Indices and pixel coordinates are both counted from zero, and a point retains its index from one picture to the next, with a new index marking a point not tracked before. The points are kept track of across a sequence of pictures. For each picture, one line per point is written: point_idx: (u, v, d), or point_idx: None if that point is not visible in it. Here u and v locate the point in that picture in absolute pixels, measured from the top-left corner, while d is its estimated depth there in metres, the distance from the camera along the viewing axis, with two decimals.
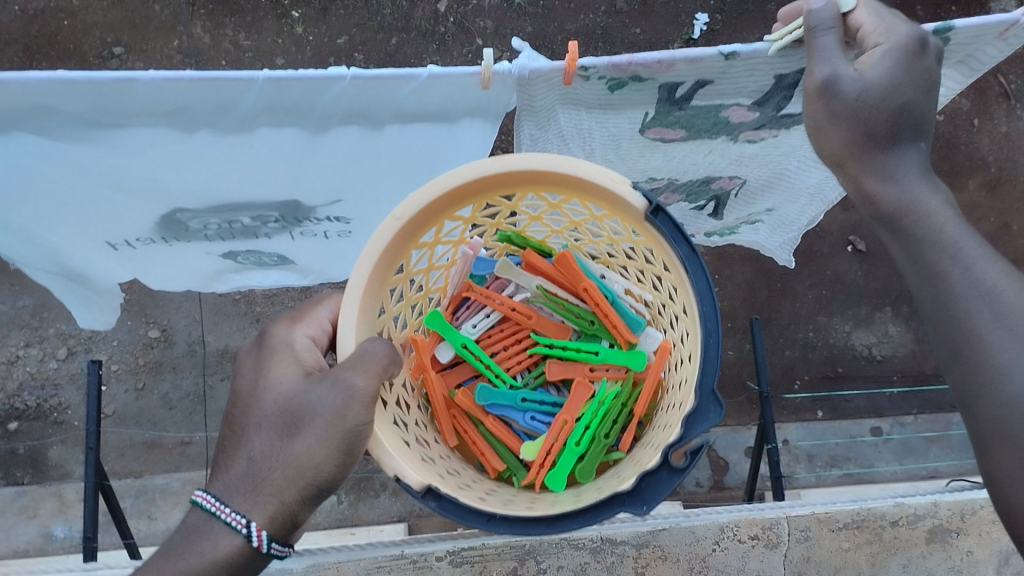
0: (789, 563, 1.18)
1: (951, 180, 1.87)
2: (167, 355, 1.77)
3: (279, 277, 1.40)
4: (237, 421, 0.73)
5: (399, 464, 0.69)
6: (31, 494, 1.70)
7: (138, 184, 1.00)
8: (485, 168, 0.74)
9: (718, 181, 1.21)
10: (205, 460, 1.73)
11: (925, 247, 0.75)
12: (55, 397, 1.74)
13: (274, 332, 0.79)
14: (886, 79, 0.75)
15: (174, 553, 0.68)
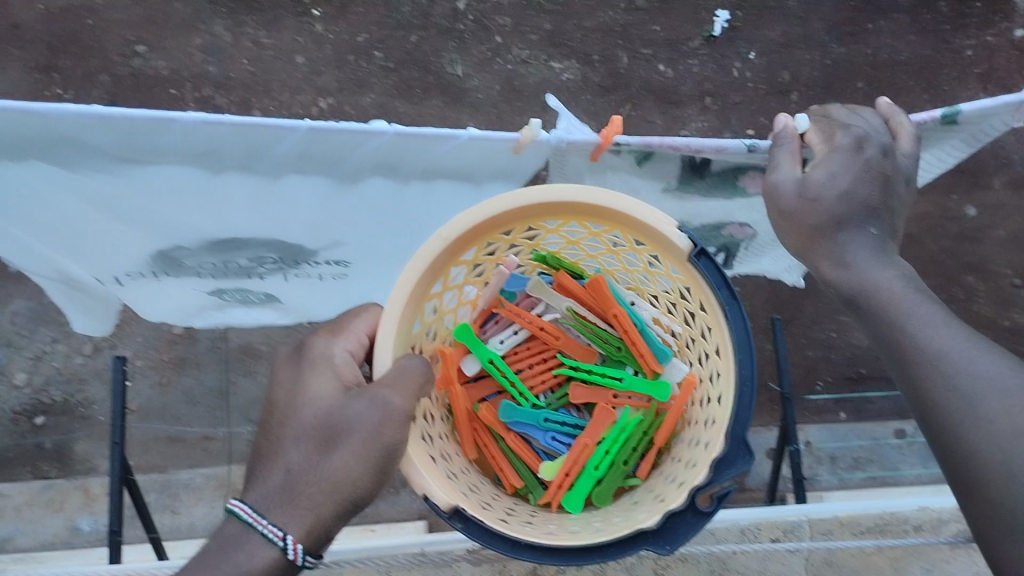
0: (809, 566, 1.17)
1: (975, 179, 1.84)
2: (190, 351, 1.79)
3: (260, 316, 1.29)
4: (274, 431, 0.73)
5: (428, 483, 0.70)
6: (57, 488, 1.73)
7: (156, 219, 1.01)
8: (541, 194, 0.74)
9: (729, 227, 1.15)
10: (228, 456, 1.75)
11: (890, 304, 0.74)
12: (81, 392, 1.77)
13: (312, 343, 0.77)
14: (824, 177, 0.79)
15: (211, 563, 0.67)
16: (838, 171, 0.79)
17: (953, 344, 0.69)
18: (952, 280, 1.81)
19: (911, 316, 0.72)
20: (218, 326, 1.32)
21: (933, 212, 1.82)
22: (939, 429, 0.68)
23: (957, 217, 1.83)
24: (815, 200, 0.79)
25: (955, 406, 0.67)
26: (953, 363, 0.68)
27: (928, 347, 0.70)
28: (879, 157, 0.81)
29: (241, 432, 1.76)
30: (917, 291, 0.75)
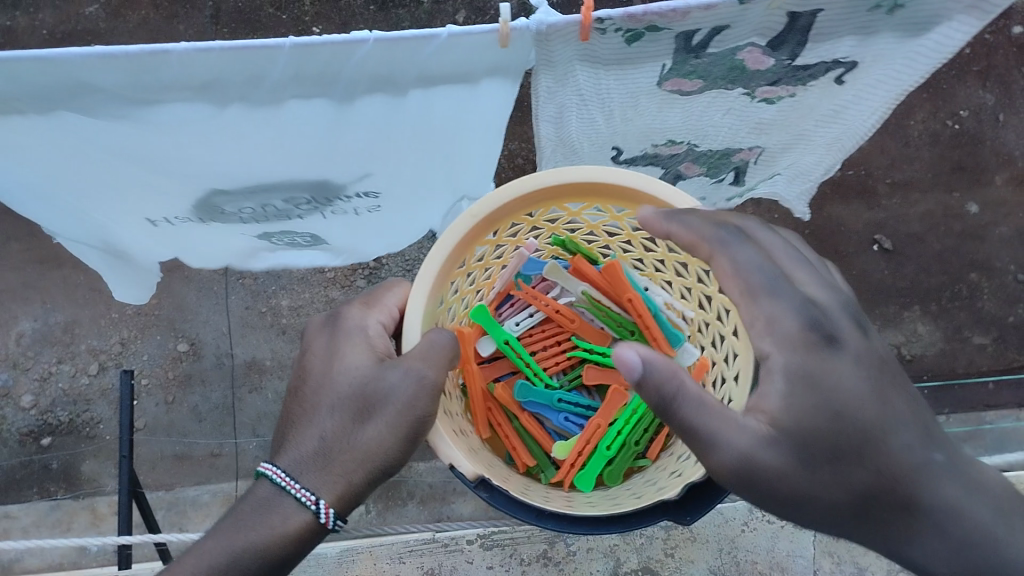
0: (818, 542, 1.32)
1: (977, 177, 1.83)
2: (195, 368, 1.79)
3: (312, 257, 1.38)
4: (309, 398, 0.79)
5: (455, 454, 0.76)
6: (65, 508, 1.73)
7: (177, 163, 1.00)
8: (570, 174, 0.81)
9: (737, 152, 1.23)
10: (235, 471, 1.75)
11: (926, 481, 0.71)
12: (87, 412, 1.77)
13: (347, 314, 0.84)
14: (808, 403, 0.71)
15: (246, 523, 0.74)
16: (834, 375, 0.72)
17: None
18: (954, 278, 1.80)
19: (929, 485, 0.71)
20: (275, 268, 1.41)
21: (935, 212, 1.82)
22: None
23: (960, 215, 1.82)
24: (835, 443, 0.70)
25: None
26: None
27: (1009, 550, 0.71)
28: (847, 333, 0.75)
29: (249, 447, 1.75)
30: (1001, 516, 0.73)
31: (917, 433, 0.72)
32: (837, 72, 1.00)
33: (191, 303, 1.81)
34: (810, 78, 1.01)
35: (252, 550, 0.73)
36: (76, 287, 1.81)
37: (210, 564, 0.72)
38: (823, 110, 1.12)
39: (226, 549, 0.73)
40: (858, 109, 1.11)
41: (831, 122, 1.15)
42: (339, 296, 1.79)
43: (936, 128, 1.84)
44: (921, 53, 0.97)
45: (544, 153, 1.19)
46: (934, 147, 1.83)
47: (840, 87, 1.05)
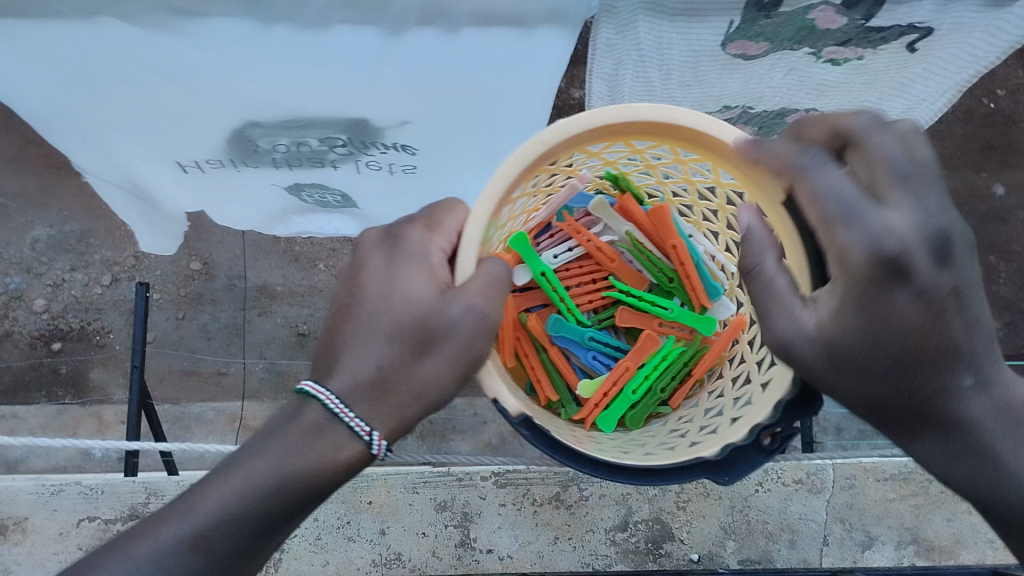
0: (832, 510, 1.18)
1: (1009, 158, 1.77)
2: (207, 287, 1.80)
3: (340, 225, 1.29)
4: (360, 325, 0.68)
5: (500, 388, 0.71)
6: (72, 413, 1.76)
7: (217, 90, 0.96)
8: (644, 107, 0.70)
9: (792, 114, 1.16)
10: (239, 392, 1.78)
11: (938, 397, 0.63)
12: (97, 321, 1.78)
13: (405, 233, 0.72)
14: (851, 319, 0.63)
15: (295, 446, 0.64)
16: (888, 299, 0.61)
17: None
18: None
19: (939, 399, 0.63)
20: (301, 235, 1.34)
21: (960, 190, 1.77)
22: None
23: (985, 196, 1.77)
24: (869, 356, 0.63)
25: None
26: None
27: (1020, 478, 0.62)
28: (920, 260, 0.61)
29: (256, 368, 1.77)
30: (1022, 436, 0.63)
31: (949, 349, 0.62)
32: (911, 37, 0.96)
33: (206, 223, 1.80)
34: (883, 42, 0.97)
35: (302, 474, 0.64)
36: (93, 199, 1.80)
37: (257, 484, 0.63)
38: (889, 81, 1.08)
39: (276, 469, 0.64)
40: (924, 85, 1.08)
41: (894, 97, 1.12)
42: None
43: (971, 105, 1.77)
44: (1003, 28, 0.94)
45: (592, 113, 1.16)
46: (967, 124, 1.77)
47: (912, 54, 1.00)
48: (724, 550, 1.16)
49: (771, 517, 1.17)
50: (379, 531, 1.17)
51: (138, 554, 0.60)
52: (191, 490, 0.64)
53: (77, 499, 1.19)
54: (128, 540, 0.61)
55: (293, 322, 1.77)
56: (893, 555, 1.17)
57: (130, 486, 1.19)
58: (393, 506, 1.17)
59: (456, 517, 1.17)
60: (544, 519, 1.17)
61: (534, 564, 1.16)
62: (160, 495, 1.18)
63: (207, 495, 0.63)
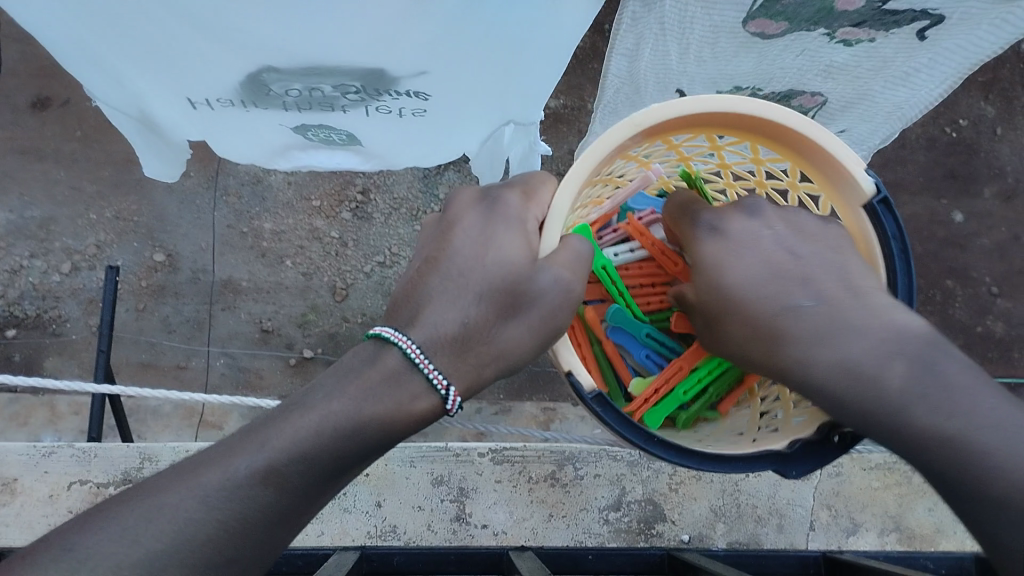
0: (818, 495, 1.22)
1: (966, 186, 1.79)
2: (170, 279, 1.76)
3: (342, 159, 1.28)
4: (448, 279, 0.64)
5: (575, 360, 0.68)
6: (23, 403, 1.70)
7: (238, 35, 0.89)
8: (732, 104, 0.69)
9: (798, 98, 1.16)
10: (201, 385, 1.75)
11: (800, 344, 0.61)
12: (55, 309, 1.74)
13: (505, 197, 0.70)
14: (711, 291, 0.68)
15: (372, 392, 0.58)
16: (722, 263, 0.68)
17: (904, 385, 0.56)
18: (930, 282, 1.78)
19: (806, 347, 0.61)
20: (299, 168, 1.31)
21: (920, 216, 1.79)
22: (960, 488, 0.53)
23: (943, 221, 1.79)
24: (740, 323, 0.65)
25: (948, 430, 0.54)
26: (920, 387, 0.56)
27: (884, 403, 0.57)
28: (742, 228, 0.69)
29: (216, 363, 1.75)
30: (882, 350, 0.58)
31: (778, 318, 0.63)
32: (921, 24, 0.95)
33: (171, 213, 1.77)
34: (896, 27, 0.96)
35: (377, 421, 0.58)
36: (55, 184, 1.76)
37: (336, 425, 0.56)
38: (895, 69, 1.06)
39: (351, 414, 0.57)
40: (929, 73, 1.05)
41: (900, 85, 1.09)
42: (325, 225, 1.76)
43: (934, 134, 1.79)
44: (1010, 21, 0.92)
45: (606, 91, 1.14)
46: (930, 151, 1.79)
47: (920, 42, 0.99)
48: (714, 532, 1.19)
49: (761, 502, 1.21)
50: (375, 503, 1.19)
51: (208, 482, 0.52)
52: (252, 426, 0.56)
53: (70, 461, 1.21)
54: (188, 469, 0.53)
55: (258, 317, 1.75)
56: (875, 540, 1.21)
57: (125, 451, 1.22)
58: (389, 479, 1.20)
59: (452, 492, 1.20)
60: (539, 496, 1.20)
61: (528, 540, 1.18)
62: (155, 460, 1.22)
63: (281, 429, 0.55)
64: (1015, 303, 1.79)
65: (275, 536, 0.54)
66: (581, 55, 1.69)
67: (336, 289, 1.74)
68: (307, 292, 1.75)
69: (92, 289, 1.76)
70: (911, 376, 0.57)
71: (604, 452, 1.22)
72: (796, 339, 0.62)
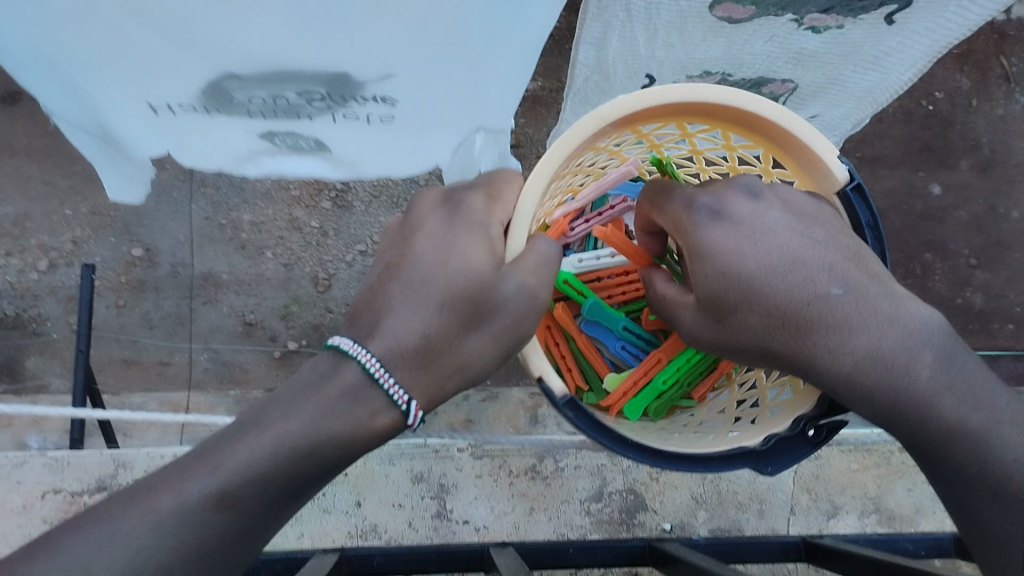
0: (798, 478, 1.23)
1: (942, 160, 1.80)
2: (150, 274, 1.74)
3: (313, 167, 1.24)
4: (412, 287, 0.69)
5: (545, 368, 0.75)
6: (4, 402, 1.69)
7: (195, 36, 0.87)
8: (713, 95, 0.75)
9: (769, 84, 1.15)
10: (184, 381, 1.74)
11: (831, 331, 0.69)
12: (34, 308, 1.72)
13: (467, 202, 0.75)
14: (727, 277, 0.73)
15: (330, 410, 0.63)
16: (734, 253, 0.73)
17: (932, 378, 0.67)
18: (910, 256, 1.79)
19: (838, 332, 0.69)
20: (267, 177, 1.26)
21: (897, 190, 1.79)
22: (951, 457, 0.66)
23: (922, 195, 1.80)
24: (767, 308, 0.72)
25: (972, 423, 0.65)
26: (946, 383, 0.67)
27: (917, 393, 0.67)
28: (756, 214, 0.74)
29: (199, 358, 1.73)
30: (910, 344, 0.68)
31: (810, 306, 0.70)
32: (888, 9, 0.93)
33: (148, 207, 1.75)
34: (864, 12, 0.95)
35: (336, 437, 0.63)
36: (29, 181, 1.73)
37: (292, 445, 0.61)
38: (865, 53, 1.05)
39: (307, 434, 0.61)
40: (897, 57, 1.05)
41: (869, 69, 1.09)
42: (303, 215, 1.74)
43: (910, 107, 1.79)
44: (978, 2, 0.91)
45: (575, 81, 1.12)
46: (906, 125, 1.79)
47: (888, 26, 0.98)
48: (696, 520, 1.20)
49: (741, 486, 1.22)
50: (354, 502, 1.20)
51: (161, 507, 0.55)
52: (209, 447, 0.60)
53: (43, 470, 1.22)
54: (145, 493, 0.56)
55: (240, 311, 1.73)
56: (856, 523, 1.22)
57: (98, 458, 1.23)
58: (368, 478, 1.20)
59: (432, 488, 1.20)
60: (520, 490, 1.21)
61: (510, 535, 1.18)
62: (128, 467, 1.23)
63: (235, 450, 0.59)
64: (994, 275, 1.80)
65: (231, 556, 0.58)
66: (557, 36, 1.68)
67: (318, 279, 1.73)
68: (288, 283, 1.73)
69: (70, 286, 1.73)
70: (936, 369, 0.67)
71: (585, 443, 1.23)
72: (836, 324, 0.69)
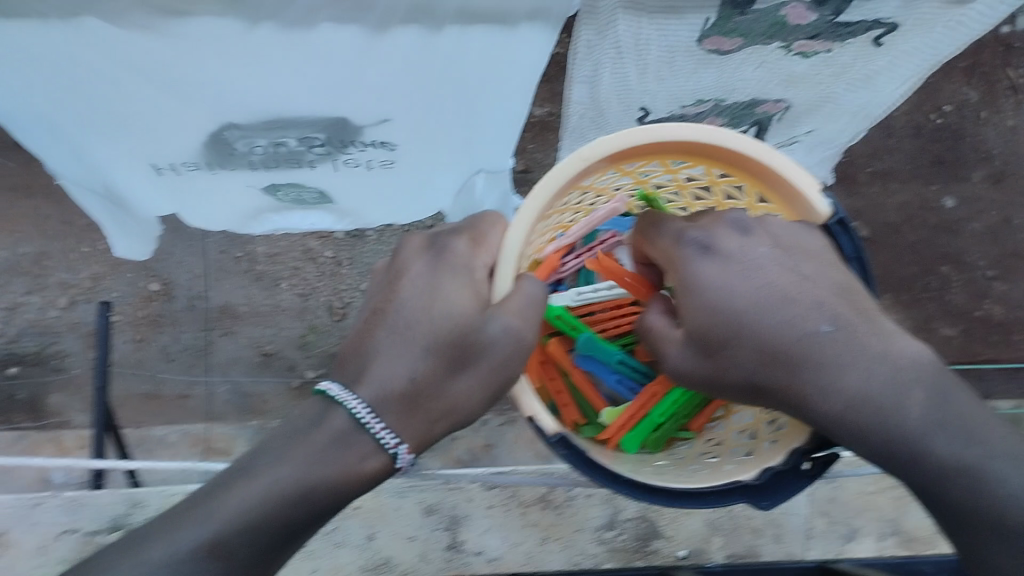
0: (813, 501, 1.21)
1: (953, 172, 1.76)
2: (167, 309, 1.75)
3: (317, 221, 1.24)
4: (398, 332, 0.69)
5: (536, 406, 0.73)
6: (30, 438, 1.74)
7: (197, 84, 0.92)
8: (694, 134, 0.69)
9: (762, 105, 1.14)
10: (205, 413, 1.77)
11: (818, 370, 0.66)
12: (55, 345, 1.74)
13: (453, 246, 0.73)
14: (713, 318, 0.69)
15: (320, 457, 0.65)
16: (721, 291, 0.69)
17: (924, 414, 0.64)
18: (926, 270, 1.78)
19: (823, 372, 0.66)
20: (273, 232, 1.28)
21: (911, 203, 1.77)
22: (949, 493, 0.63)
23: (934, 208, 1.77)
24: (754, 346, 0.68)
25: (965, 459, 0.63)
26: (938, 423, 0.64)
27: (908, 429, 0.64)
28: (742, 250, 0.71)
29: (220, 390, 1.76)
30: (898, 384, 0.64)
31: (799, 344, 0.67)
32: (876, 32, 0.97)
33: (163, 244, 1.72)
34: (852, 36, 0.98)
35: (326, 481, 0.64)
36: (47, 221, 1.69)
37: (281, 492, 0.63)
38: (856, 72, 1.07)
39: (296, 482, 0.64)
40: (888, 76, 1.08)
41: (861, 87, 1.11)
42: (316, 246, 1.71)
43: (919, 121, 1.73)
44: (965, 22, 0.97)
45: (571, 116, 1.13)
46: (916, 139, 1.73)
47: (877, 49, 1.01)
48: (710, 546, 1.18)
49: (756, 514, 1.20)
50: (367, 537, 1.18)
51: (152, 558, 0.59)
52: (207, 493, 0.64)
53: (58, 512, 1.20)
54: (145, 540, 0.61)
55: (257, 342, 1.75)
56: (873, 545, 1.21)
57: (113, 497, 1.21)
58: (380, 512, 1.19)
59: (444, 520, 1.19)
60: (533, 519, 1.19)
61: (524, 564, 1.18)
62: (143, 505, 1.21)
63: (225, 500, 0.62)
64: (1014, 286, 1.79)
65: None
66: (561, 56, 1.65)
67: (333, 308, 1.73)
68: (303, 313, 1.74)
69: (89, 323, 1.74)
70: (927, 410, 0.64)
71: None
72: (822, 360, 0.66)
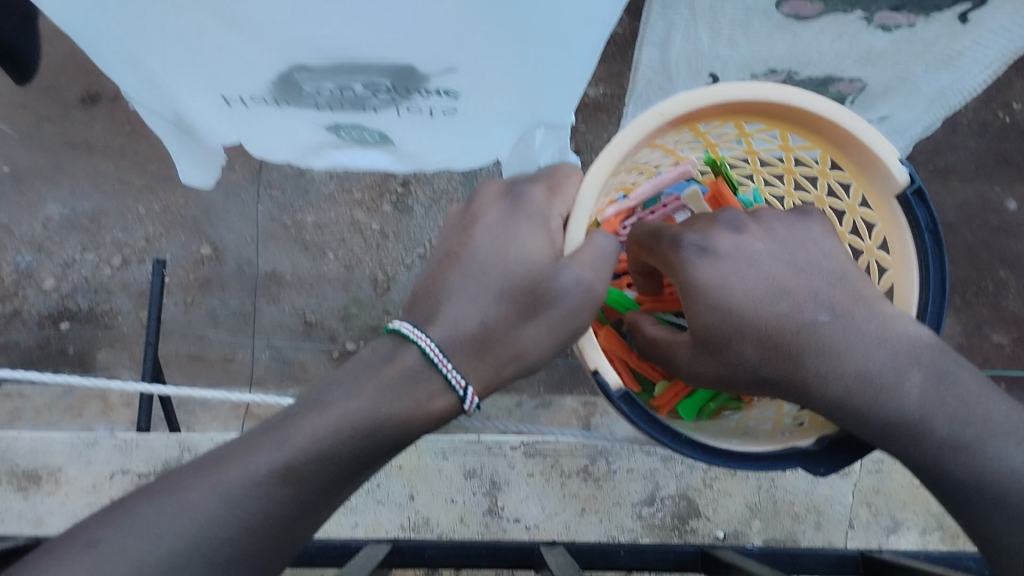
0: (858, 492, 1.20)
1: (1021, 173, 1.74)
2: (216, 272, 1.79)
3: (375, 159, 1.29)
4: (474, 274, 0.66)
5: (602, 360, 0.67)
6: (77, 395, 1.73)
7: (264, 27, 0.89)
8: (764, 91, 0.66)
9: (837, 83, 1.13)
10: (247, 378, 1.78)
11: (809, 360, 0.66)
12: (107, 303, 1.79)
13: (531, 195, 0.70)
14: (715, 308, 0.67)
15: (390, 390, 0.63)
16: (718, 284, 0.67)
17: (920, 396, 0.64)
18: (981, 273, 1.72)
19: (816, 355, 0.65)
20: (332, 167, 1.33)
21: (972, 203, 1.73)
22: (941, 470, 0.63)
23: (998, 209, 1.73)
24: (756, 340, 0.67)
25: (950, 435, 0.63)
26: (928, 401, 0.64)
27: (903, 411, 0.64)
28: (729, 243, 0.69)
29: (261, 355, 1.78)
30: (896, 364, 0.65)
31: (791, 332, 0.66)
32: (962, 6, 0.92)
33: (218, 207, 1.79)
34: (937, 10, 0.93)
35: (393, 419, 0.62)
36: (104, 177, 1.81)
37: (354, 424, 0.61)
38: (936, 53, 1.02)
39: (366, 411, 0.62)
40: (972, 57, 1.02)
41: (942, 67, 1.05)
42: (366, 218, 1.77)
43: (987, 119, 1.71)
44: None
45: (638, 82, 1.14)
46: (982, 136, 1.72)
47: (963, 25, 0.96)
48: (750, 529, 1.18)
49: (798, 499, 1.19)
50: (408, 496, 1.20)
51: (229, 478, 0.58)
52: (278, 421, 0.62)
53: (112, 451, 1.24)
54: (217, 463, 0.59)
55: (301, 310, 1.77)
56: (917, 539, 1.18)
57: (164, 442, 1.24)
58: (422, 471, 1.21)
59: (484, 485, 1.21)
60: (572, 491, 1.20)
61: (561, 535, 1.18)
62: (193, 451, 1.23)
63: (298, 429, 0.61)
64: None
65: (275, 541, 0.59)
66: (618, 41, 1.68)
67: (378, 281, 1.76)
68: (348, 284, 1.76)
69: (141, 282, 1.79)
70: (922, 389, 0.64)
71: (637, 447, 1.21)
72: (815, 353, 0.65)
